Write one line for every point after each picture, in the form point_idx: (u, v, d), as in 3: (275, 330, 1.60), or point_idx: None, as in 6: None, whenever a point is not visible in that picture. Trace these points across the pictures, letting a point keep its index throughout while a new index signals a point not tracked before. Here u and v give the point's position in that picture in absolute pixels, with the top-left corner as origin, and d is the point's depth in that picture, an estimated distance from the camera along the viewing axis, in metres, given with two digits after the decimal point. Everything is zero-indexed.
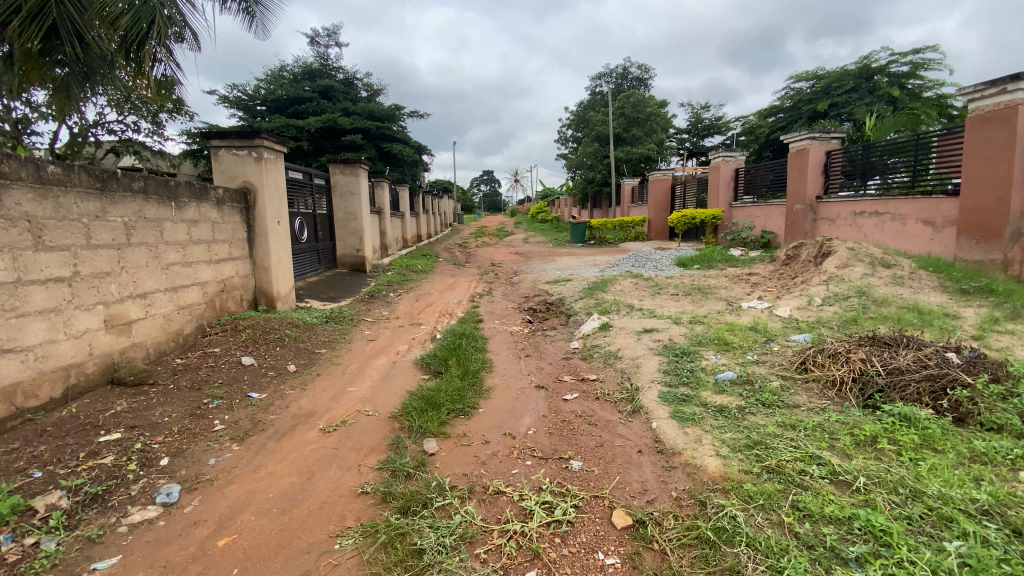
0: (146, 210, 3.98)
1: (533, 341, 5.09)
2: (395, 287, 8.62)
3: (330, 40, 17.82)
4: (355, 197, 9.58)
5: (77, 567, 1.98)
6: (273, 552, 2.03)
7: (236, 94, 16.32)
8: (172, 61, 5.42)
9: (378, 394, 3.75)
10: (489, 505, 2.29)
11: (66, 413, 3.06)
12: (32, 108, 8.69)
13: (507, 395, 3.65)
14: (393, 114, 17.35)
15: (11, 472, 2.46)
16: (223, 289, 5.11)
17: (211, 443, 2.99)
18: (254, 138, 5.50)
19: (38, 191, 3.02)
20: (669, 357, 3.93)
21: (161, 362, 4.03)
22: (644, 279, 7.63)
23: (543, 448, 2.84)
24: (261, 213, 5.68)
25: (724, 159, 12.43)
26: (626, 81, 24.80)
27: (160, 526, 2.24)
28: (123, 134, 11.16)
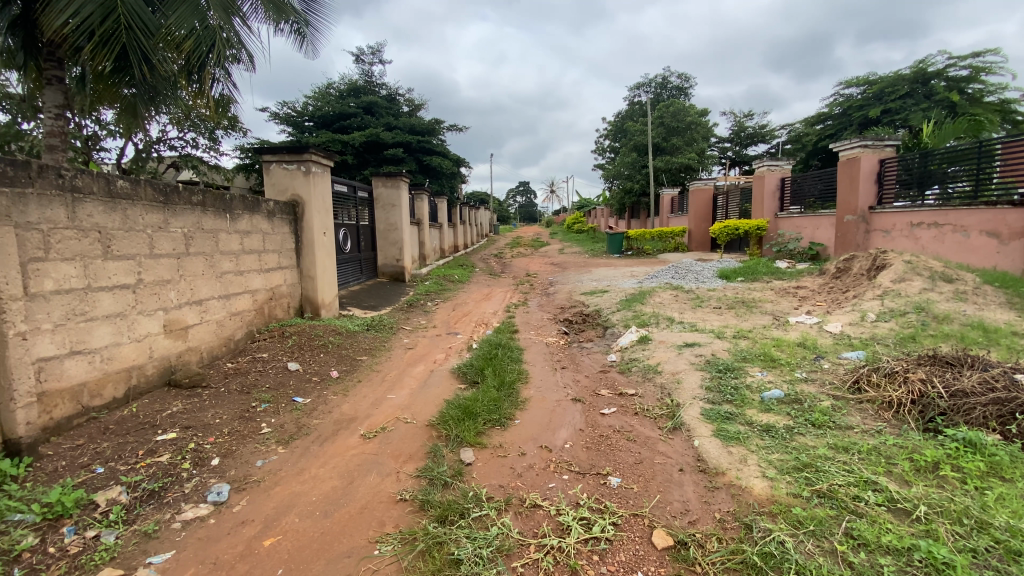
0: (204, 221, 4.21)
1: (569, 353, 5.05)
2: (433, 296, 8.75)
3: (375, 58, 18.51)
4: (396, 208, 9.85)
5: (134, 561, 2.08)
6: (315, 555, 2.08)
7: (286, 111, 17.13)
8: (229, 81, 5.76)
9: (416, 402, 3.81)
10: (527, 518, 2.27)
11: (127, 412, 3.26)
12: (103, 126, 9.41)
13: (544, 407, 3.63)
14: (433, 127, 17.79)
15: (77, 466, 2.64)
16: (272, 297, 5.33)
17: (258, 445, 3.11)
18: (303, 153, 5.75)
19: (108, 204, 3.24)
20: (712, 373, 3.82)
21: (214, 365, 4.24)
22: (685, 291, 7.45)
23: (580, 462, 2.80)
24: (308, 224, 5.91)
25: (769, 168, 12.05)
26: (665, 91, 24.62)
27: (210, 523, 2.34)
28: (183, 149, 11.93)
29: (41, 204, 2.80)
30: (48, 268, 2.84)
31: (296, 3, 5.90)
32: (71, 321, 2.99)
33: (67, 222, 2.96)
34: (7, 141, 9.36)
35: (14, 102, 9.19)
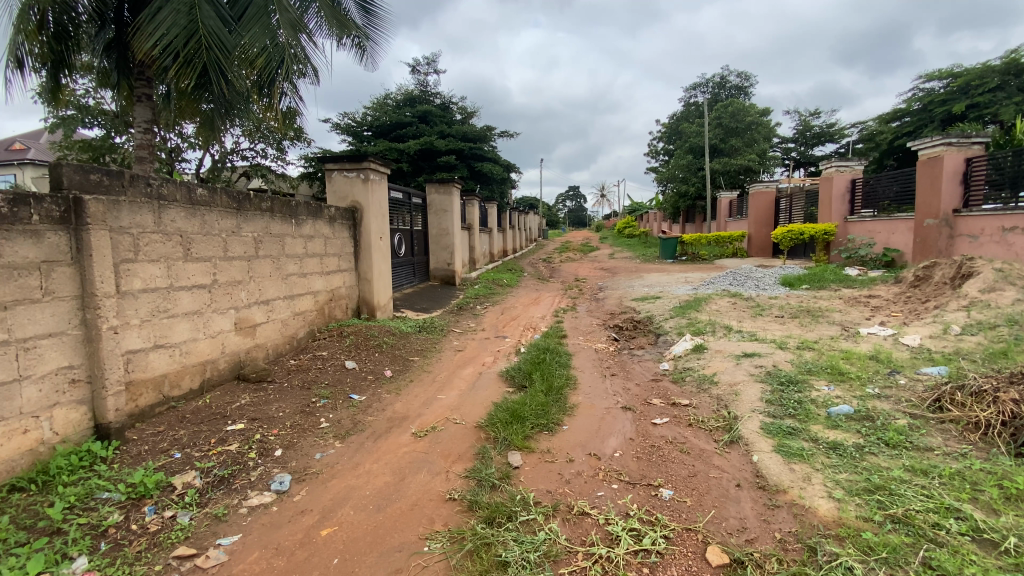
0: (272, 227, 4.49)
1: (620, 360, 4.96)
2: (483, 300, 8.86)
3: (430, 68, 19.09)
4: (448, 214, 10.09)
5: (205, 541, 2.23)
6: (368, 547, 2.15)
7: (346, 122, 17.97)
8: (296, 94, 6.13)
9: (466, 403, 3.87)
10: (574, 525, 2.25)
11: (201, 403, 3.52)
12: (185, 139, 10.25)
13: (592, 414, 3.58)
14: (485, 134, 18.07)
15: (158, 451, 2.88)
16: (332, 298, 5.59)
17: (318, 438, 3.26)
18: (363, 161, 6.02)
19: (189, 210, 3.52)
20: (773, 386, 3.62)
21: (278, 362, 4.49)
22: (744, 299, 7.13)
23: (631, 472, 2.74)
24: (366, 229, 6.16)
25: (837, 169, 11.34)
26: (724, 91, 23.79)
27: (274, 510, 2.47)
28: (254, 159, 12.77)
29: (132, 210, 3.08)
30: (137, 269, 3.11)
31: (358, 19, 6.20)
32: (155, 317, 3.26)
33: (154, 226, 3.23)
34: (105, 154, 10.40)
35: (111, 118, 10.19)
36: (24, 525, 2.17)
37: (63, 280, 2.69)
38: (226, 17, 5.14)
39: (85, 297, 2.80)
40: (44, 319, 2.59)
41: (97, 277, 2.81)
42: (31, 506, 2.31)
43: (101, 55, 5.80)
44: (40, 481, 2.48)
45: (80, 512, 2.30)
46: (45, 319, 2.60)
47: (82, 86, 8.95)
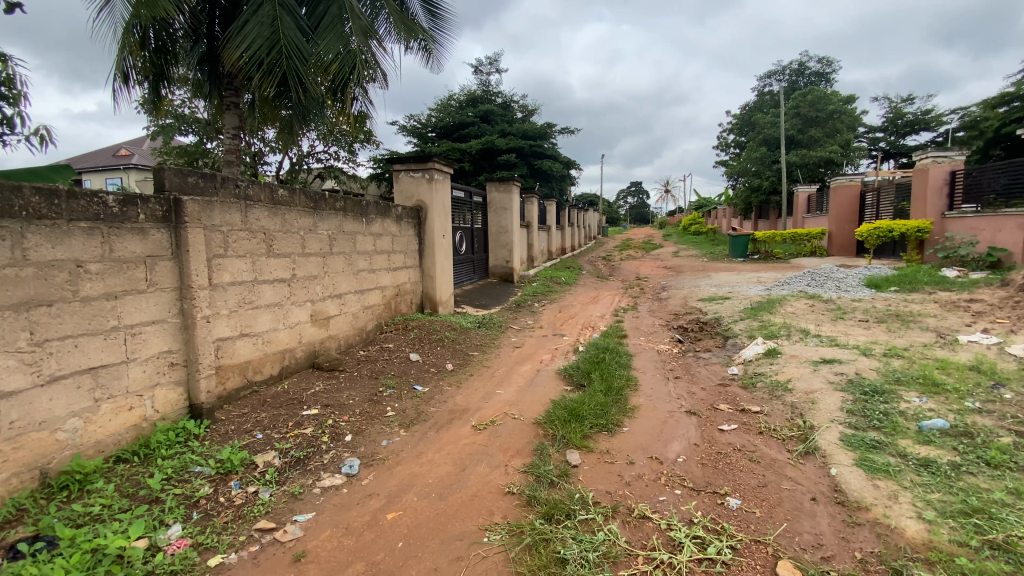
0: (345, 225, 4.74)
1: (684, 363, 4.79)
2: (541, 298, 8.86)
3: (492, 68, 19.32)
4: (508, 212, 10.19)
5: (284, 517, 2.41)
6: (431, 534, 2.23)
7: (412, 124, 18.58)
8: (366, 98, 6.43)
9: (524, 399, 3.90)
10: (635, 528, 2.21)
11: (280, 388, 3.79)
12: (266, 143, 11.03)
13: (654, 416, 3.50)
14: (545, 131, 18.06)
15: (243, 431, 3.14)
16: (398, 293, 5.82)
17: (384, 426, 3.42)
18: (428, 161, 6.27)
19: (272, 210, 3.80)
20: (855, 395, 3.35)
21: (349, 352, 4.74)
22: (823, 301, 6.65)
23: (695, 478, 2.65)
24: (431, 228, 6.36)
25: (933, 160, 10.31)
26: (802, 78, 22.26)
27: (344, 492, 2.63)
28: (327, 162, 13.51)
29: (223, 210, 3.36)
30: (226, 263, 3.40)
31: (424, 23, 6.37)
32: (242, 308, 3.55)
33: (241, 224, 3.51)
34: (199, 158, 11.40)
35: (203, 125, 11.14)
36: (129, 493, 2.45)
37: (164, 273, 2.98)
38: (304, 28, 5.48)
39: (182, 288, 3.09)
40: (148, 308, 2.89)
41: (193, 271, 3.10)
42: (135, 476, 2.60)
43: (195, 67, 6.36)
44: (141, 453, 2.77)
45: (176, 483, 2.56)
46: (150, 308, 2.90)
47: (180, 97, 9.87)
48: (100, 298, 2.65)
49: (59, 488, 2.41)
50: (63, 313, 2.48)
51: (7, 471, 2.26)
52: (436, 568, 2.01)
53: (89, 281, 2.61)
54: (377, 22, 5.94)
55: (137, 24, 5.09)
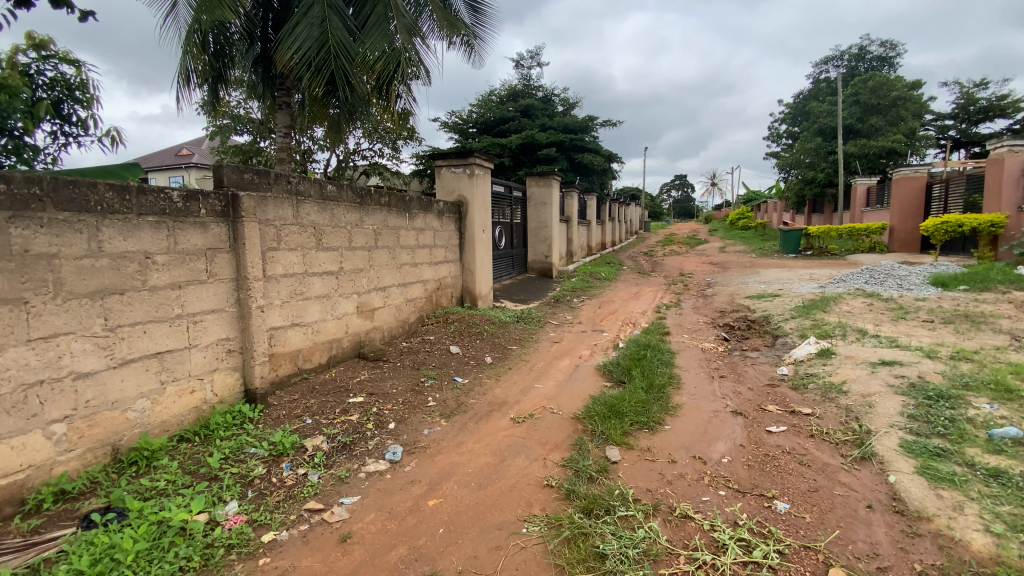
0: (389, 220, 4.86)
1: (730, 362, 4.64)
2: (580, 293, 8.78)
3: (533, 61, 19.23)
4: (548, 206, 10.15)
5: (331, 499, 2.51)
6: (471, 522, 2.27)
7: (453, 120, 18.78)
8: (410, 95, 6.55)
9: (563, 394, 3.89)
10: (676, 528, 2.17)
11: (327, 376, 3.94)
12: (315, 142, 11.43)
13: (698, 415, 3.41)
14: (587, 124, 17.83)
15: (294, 416, 3.29)
16: (439, 287, 5.92)
17: (426, 416, 3.50)
18: (469, 156, 6.34)
19: (321, 205, 3.94)
20: (918, 400, 3.15)
21: (392, 343, 4.87)
22: (882, 299, 6.27)
23: (740, 479, 2.57)
24: (471, 222, 6.42)
25: (1011, 148, 9.51)
26: (863, 63, 20.97)
27: (388, 478, 2.71)
28: (372, 159, 13.86)
29: (276, 205, 3.52)
30: (279, 256, 3.56)
31: (466, 19, 6.41)
32: (293, 299, 3.70)
33: (292, 219, 3.66)
34: (253, 157, 11.97)
35: (257, 125, 11.67)
36: (191, 470, 2.62)
37: (222, 264, 3.16)
38: (351, 27, 5.63)
39: (239, 280, 3.26)
40: (209, 297, 3.07)
41: (248, 262, 3.26)
42: (196, 455, 2.77)
43: (249, 69, 6.67)
44: (202, 434, 2.96)
45: (233, 463, 2.72)
46: (210, 298, 3.08)
47: (236, 98, 10.36)
48: (166, 287, 2.83)
49: (129, 463, 2.61)
50: (133, 301, 2.67)
51: (84, 445, 2.46)
52: (476, 555, 2.05)
53: (157, 271, 2.79)
54: (421, 20, 6.03)
55: (197, 30, 5.38)
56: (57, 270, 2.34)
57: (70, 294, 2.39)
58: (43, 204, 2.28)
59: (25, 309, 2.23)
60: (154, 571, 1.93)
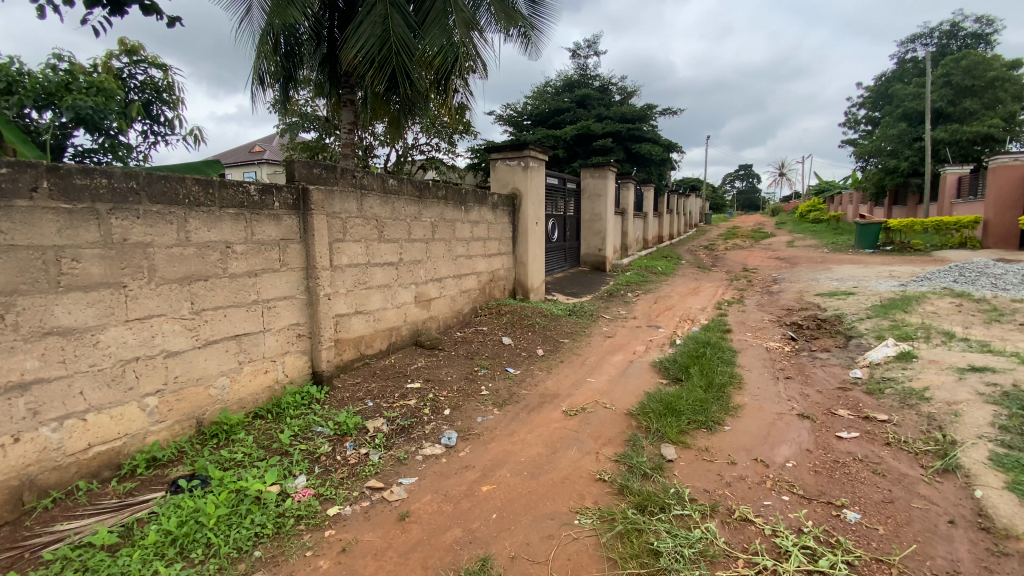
0: (446, 213, 4.97)
1: (797, 363, 4.40)
2: (635, 287, 8.61)
3: (590, 51, 18.90)
4: (603, 198, 9.99)
5: (391, 478, 2.63)
6: (524, 510, 2.31)
7: (509, 112, 18.84)
8: (467, 89, 6.63)
9: (616, 389, 3.84)
10: (735, 530, 2.10)
11: (387, 362, 4.11)
12: (376, 137, 11.84)
13: (760, 417, 3.27)
14: (645, 114, 17.32)
15: (356, 398, 3.47)
16: (492, 279, 6.00)
17: (479, 404, 3.58)
18: (524, 149, 6.36)
19: (383, 198, 4.09)
20: (1014, 410, 2.86)
21: (447, 333, 5.00)
22: (974, 300, 5.71)
23: (806, 485, 2.45)
24: (525, 215, 6.44)
25: None
26: (956, 40, 19.03)
27: (443, 462, 2.80)
28: (429, 153, 14.17)
29: (342, 199, 3.69)
30: (344, 247, 3.73)
31: (524, 10, 6.37)
32: (357, 288, 3.88)
33: (356, 212, 3.82)
34: (319, 153, 12.59)
35: (323, 123, 12.25)
36: (266, 445, 2.83)
37: (293, 255, 3.36)
38: (412, 24, 5.75)
39: (308, 269, 3.45)
40: (281, 285, 3.28)
41: (316, 253, 3.44)
42: (270, 431, 2.99)
43: (317, 69, 7.00)
44: (274, 412, 3.18)
45: (303, 440, 2.91)
46: (282, 286, 3.29)
47: (304, 97, 10.90)
48: (244, 275, 3.05)
49: (210, 435, 2.85)
50: (215, 287, 2.89)
51: (173, 418, 2.71)
52: (528, 543, 2.08)
53: (236, 260, 3.00)
54: (479, 13, 6.08)
55: (270, 32, 5.71)
56: (151, 257, 2.57)
57: (162, 280, 2.63)
58: (139, 197, 2.51)
59: (123, 292, 2.47)
60: (233, 535, 2.10)
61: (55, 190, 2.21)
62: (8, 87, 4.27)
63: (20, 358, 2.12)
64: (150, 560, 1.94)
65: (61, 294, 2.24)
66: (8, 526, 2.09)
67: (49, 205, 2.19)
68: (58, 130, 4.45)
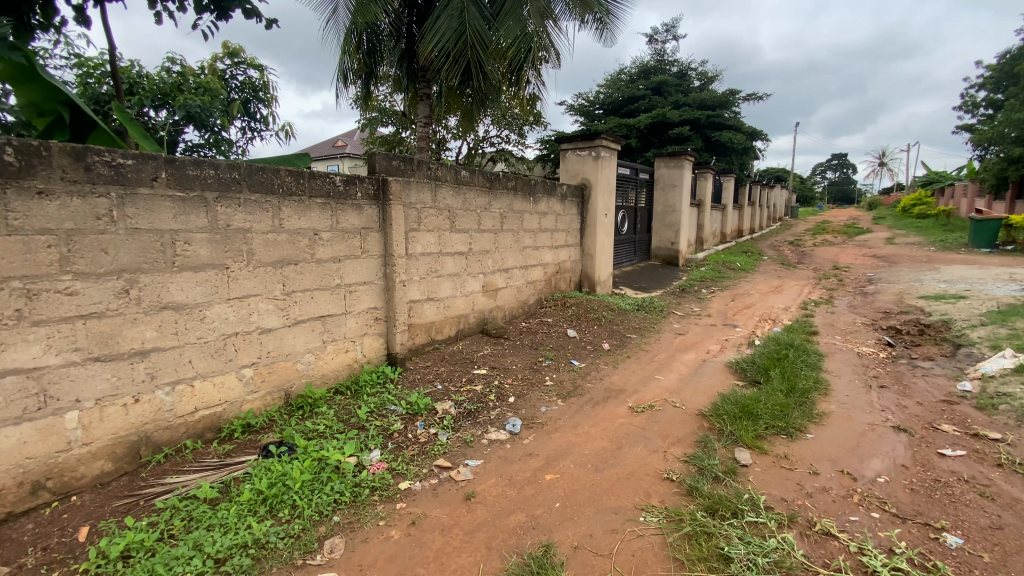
0: (515, 204, 5.01)
1: (893, 371, 4.01)
2: (709, 284, 8.23)
3: (668, 35, 18.14)
4: (677, 189, 9.60)
5: (458, 459, 2.72)
6: (587, 502, 2.30)
7: (580, 102, 18.58)
8: (539, 80, 6.59)
9: (686, 388, 3.71)
10: (815, 543, 1.98)
11: (455, 348, 4.25)
12: (449, 130, 12.13)
13: (848, 427, 3.03)
14: (726, 100, 16.37)
15: (426, 381, 3.62)
16: (559, 271, 5.98)
17: (543, 394, 3.60)
18: (596, 139, 6.26)
19: (456, 189, 4.19)
20: None
21: (513, 323, 5.07)
22: None
23: (899, 503, 2.24)
24: (594, 206, 6.34)
25: None
26: None
27: (508, 447, 2.86)
28: (500, 145, 14.32)
29: (417, 189, 3.83)
30: (419, 236, 3.88)
31: None
32: (429, 276, 4.02)
33: (431, 202, 3.96)
34: (396, 146, 13.11)
35: (400, 117, 12.73)
36: (345, 419, 3.03)
37: (373, 242, 3.54)
38: (487, 17, 5.79)
39: (385, 256, 3.63)
40: (361, 270, 3.48)
41: (393, 241, 3.61)
42: (348, 406, 3.20)
43: (395, 65, 7.26)
44: (353, 389, 3.39)
45: (378, 417, 3.08)
46: (362, 272, 3.48)
47: (383, 92, 11.37)
48: (329, 260, 3.26)
49: (297, 407, 3.10)
50: (304, 271, 3.12)
51: (265, 388, 2.98)
52: (591, 535, 2.08)
53: (322, 246, 3.22)
54: (554, 2, 6.01)
55: (354, 31, 6.00)
56: (249, 242, 2.81)
57: (259, 263, 2.88)
58: (241, 187, 2.75)
59: (226, 273, 2.72)
60: (315, 500, 2.28)
61: (172, 180, 2.46)
62: (132, 89, 4.81)
63: (141, 329, 2.40)
64: (245, 515, 2.16)
65: (175, 273, 2.51)
66: (129, 475, 2.40)
67: (167, 194, 2.46)
68: (172, 127, 4.98)
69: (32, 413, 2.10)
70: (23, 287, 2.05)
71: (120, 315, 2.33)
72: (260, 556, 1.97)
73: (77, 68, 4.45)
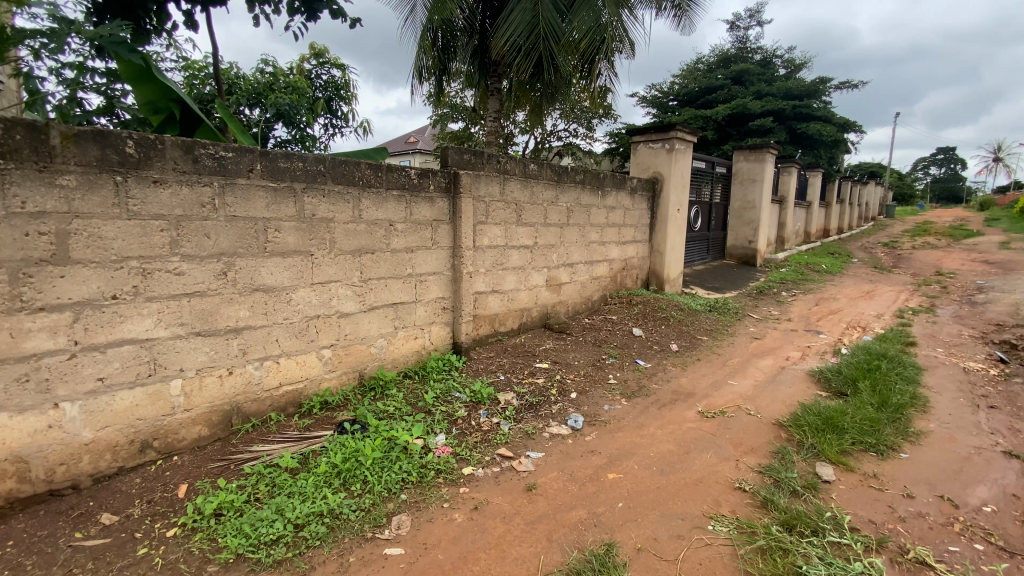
0: (582, 198, 4.95)
1: (1008, 391, 3.57)
2: (789, 286, 7.71)
3: (751, 21, 17.10)
4: (756, 184, 9.05)
5: (520, 450, 2.75)
6: (652, 505, 2.25)
7: (653, 94, 18.00)
8: (612, 71, 6.45)
9: (761, 396, 3.52)
10: (908, 572, 1.82)
11: (519, 340, 4.29)
12: (517, 125, 12.18)
13: (950, 449, 2.74)
14: (815, 88, 15.21)
15: (490, 371, 3.69)
16: (625, 267, 5.85)
17: (606, 392, 3.55)
18: (670, 131, 6.04)
19: (524, 182, 4.21)
20: None
21: (577, 318, 5.03)
22: None
23: (1011, 538, 2.01)
24: (665, 201, 6.13)
25: None
26: None
27: (570, 443, 2.85)
28: (568, 139, 14.18)
29: (487, 182, 3.88)
30: (486, 229, 3.94)
31: None
32: (495, 268, 4.08)
33: (499, 195, 4.00)
34: (466, 142, 13.36)
35: (470, 112, 12.94)
36: (413, 403, 3.15)
37: (444, 234, 3.64)
38: (561, 9, 5.74)
39: (454, 248, 3.72)
40: (431, 261, 3.59)
41: (462, 233, 3.69)
42: (416, 391, 3.32)
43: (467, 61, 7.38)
44: (420, 374, 3.52)
45: (443, 402, 3.18)
46: (432, 262, 3.60)
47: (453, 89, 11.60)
48: (402, 250, 3.40)
49: (369, 388, 3.26)
50: (379, 260, 3.27)
51: (341, 369, 3.16)
52: (656, 538, 2.03)
53: (397, 236, 3.35)
54: None
55: (430, 27, 6.15)
56: (332, 231, 2.99)
57: (340, 251, 3.05)
58: (325, 179, 2.92)
59: (310, 259, 2.91)
60: (385, 477, 2.40)
61: (266, 171, 2.66)
62: (231, 89, 5.24)
63: (236, 308, 2.63)
64: (321, 486, 2.31)
65: (266, 258, 2.71)
66: (222, 441, 2.64)
67: (262, 184, 2.66)
68: (264, 123, 5.38)
69: (144, 378, 2.35)
70: (140, 266, 2.30)
71: (218, 295, 2.56)
72: (334, 525, 2.10)
73: (185, 70, 4.90)
